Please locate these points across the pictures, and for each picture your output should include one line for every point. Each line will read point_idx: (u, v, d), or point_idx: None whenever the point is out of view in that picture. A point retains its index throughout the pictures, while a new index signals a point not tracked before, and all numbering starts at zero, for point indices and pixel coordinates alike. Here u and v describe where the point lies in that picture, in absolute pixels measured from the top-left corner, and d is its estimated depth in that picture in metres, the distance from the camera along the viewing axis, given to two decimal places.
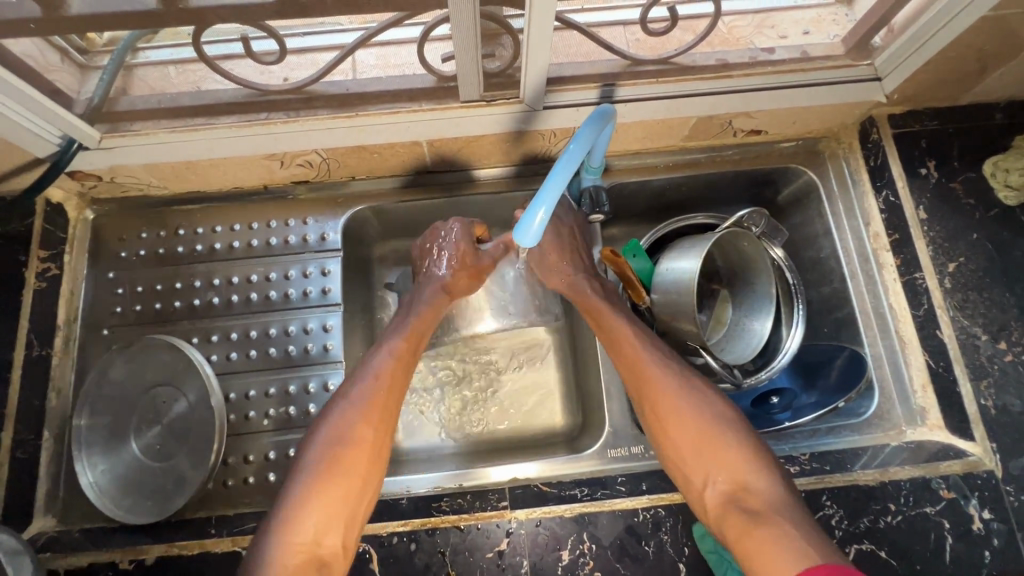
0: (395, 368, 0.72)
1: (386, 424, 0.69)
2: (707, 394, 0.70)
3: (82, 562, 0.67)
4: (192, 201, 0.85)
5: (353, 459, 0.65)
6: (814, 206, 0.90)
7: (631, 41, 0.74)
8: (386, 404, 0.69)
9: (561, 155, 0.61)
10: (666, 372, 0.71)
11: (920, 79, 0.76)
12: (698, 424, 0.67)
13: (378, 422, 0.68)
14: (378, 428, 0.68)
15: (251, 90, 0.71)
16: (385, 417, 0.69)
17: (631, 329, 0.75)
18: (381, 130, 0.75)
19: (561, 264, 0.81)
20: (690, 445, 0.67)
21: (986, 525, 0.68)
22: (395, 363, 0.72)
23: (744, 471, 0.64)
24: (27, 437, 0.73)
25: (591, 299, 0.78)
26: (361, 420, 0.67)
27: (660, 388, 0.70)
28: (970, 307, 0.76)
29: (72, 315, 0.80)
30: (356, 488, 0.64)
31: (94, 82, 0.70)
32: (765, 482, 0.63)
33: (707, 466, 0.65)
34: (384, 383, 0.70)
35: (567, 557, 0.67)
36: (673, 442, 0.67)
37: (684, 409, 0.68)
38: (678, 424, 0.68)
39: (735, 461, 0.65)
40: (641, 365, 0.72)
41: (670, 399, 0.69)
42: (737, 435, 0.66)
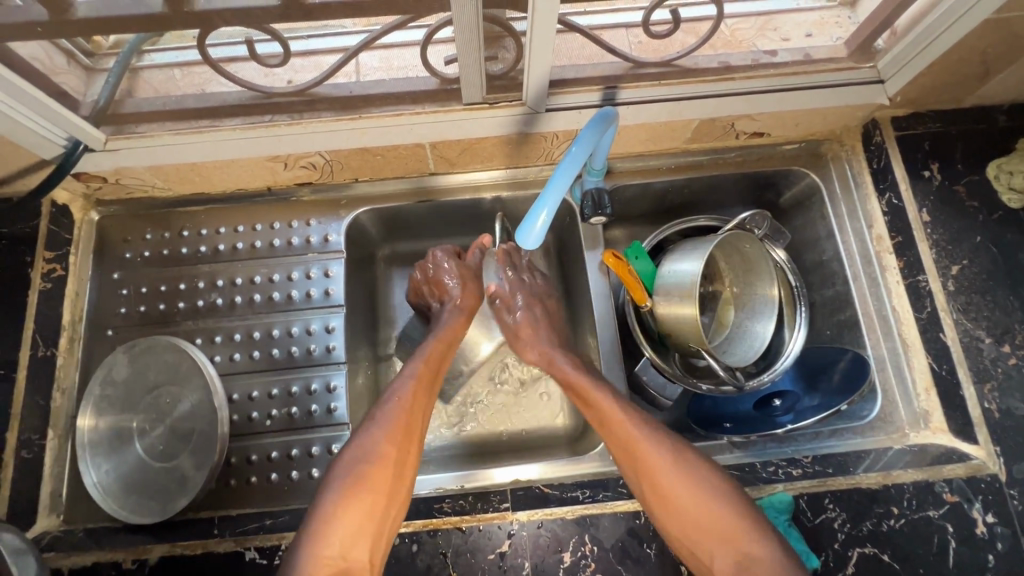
0: (418, 387, 0.74)
1: (412, 443, 0.70)
2: (698, 462, 0.68)
3: (86, 562, 0.66)
4: (196, 202, 0.86)
5: (379, 474, 0.65)
6: (816, 208, 0.90)
7: (633, 43, 0.74)
8: (412, 423, 0.71)
9: (563, 159, 0.61)
10: (659, 445, 0.69)
11: (923, 82, 0.76)
12: (695, 496, 0.66)
13: (402, 439, 0.69)
14: (405, 445, 0.69)
15: (255, 92, 0.72)
16: (412, 434, 0.70)
17: (618, 407, 0.72)
18: (384, 132, 0.75)
19: (535, 344, 0.83)
20: (693, 522, 0.65)
21: (990, 529, 0.68)
22: (421, 383, 0.74)
23: (747, 540, 0.63)
24: (31, 436, 0.73)
25: (575, 380, 0.77)
26: (389, 436, 0.68)
27: (650, 465, 0.68)
28: (973, 310, 0.76)
29: (77, 316, 0.80)
30: (382, 503, 0.64)
31: (100, 84, 0.70)
32: (766, 549, 0.62)
33: (711, 543, 0.64)
34: (413, 403, 0.72)
35: (569, 559, 0.67)
36: (675, 525, 0.65)
37: (681, 490, 0.66)
38: (677, 502, 0.66)
39: (736, 531, 0.64)
40: (632, 448, 0.70)
41: (667, 480, 0.67)
42: (733, 502, 0.65)
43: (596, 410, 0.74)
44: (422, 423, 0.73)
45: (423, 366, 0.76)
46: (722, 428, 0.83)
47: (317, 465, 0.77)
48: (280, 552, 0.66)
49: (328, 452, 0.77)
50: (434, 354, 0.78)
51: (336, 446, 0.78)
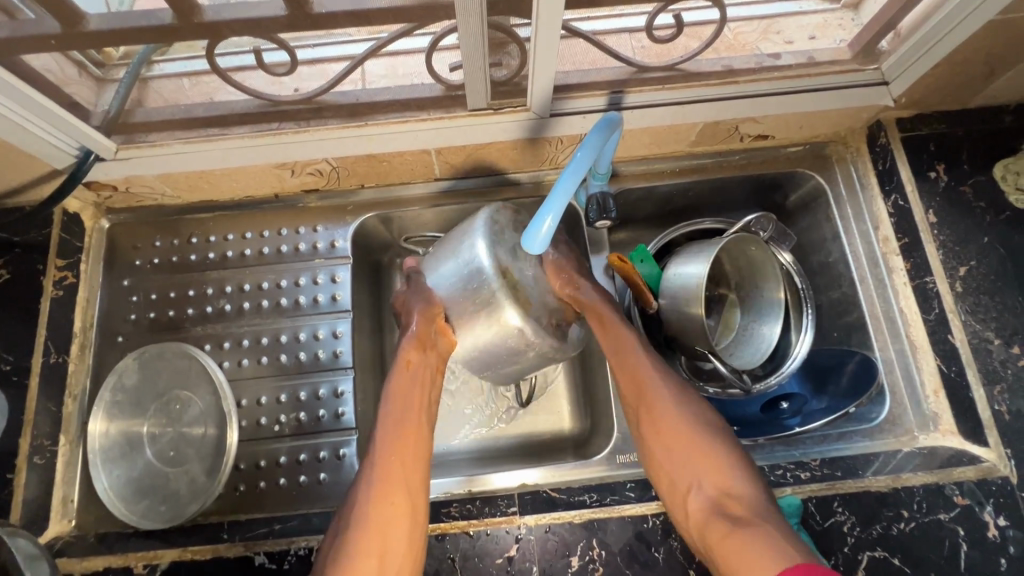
0: (399, 430, 0.69)
1: (399, 492, 0.65)
2: (699, 406, 0.70)
3: (98, 566, 0.67)
4: (203, 209, 0.87)
5: (372, 537, 0.62)
6: (821, 210, 0.90)
7: (637, 48, 0.75)
8: (393, 476, 0.66)
9: (568, 164, 0.61)
10: (663, 379, 0.71)
11: (927, 83, 0.76)
12: (693, 440, 0.66)
13: (382, 496, 0.64)
14: (391, 493, 0.64)
15: (263, 100, 0.73)
16: (393, 483, 0.65)
17: (632, 338, 0.74)
18: (390, 139, 0.76)
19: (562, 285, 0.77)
20: (679, 450, 0.66)
21: (1002, 533, 0.67)
22: (391, 427, 0.70)
23: (734, 481, 0.63)
24: (43, 443, 0.74)
25: (600, 307, 0.76)
26: (369, 496, 0.64)
27: (653, 393, 0.70)
28: (981, 312, 0.76)
29: (88, 322, 0.81)
30: (374, 565, 0.61)
31: (109, 95, 0.71)
32: (743, 488, 0.62)
33: (689, 470, 0.65)
34: (391, 449, 0.68)
35: (576, 563, 0.67)
36: (665, 446, 0.67)
37: (678, 423, 0.68)
38: (668, 427, 0.68)
39: (719, 465, 0.64)
40: (638, 372, 0.72)
41: (665, 411, 0.69)
42: (730, 449, 0.66)
43: (610, 334, 0.75)
44: (409, 469, 0.67)
45: (399, 408, 0.71)
46: (730, 431, 0.83)
47: (325, 469, 0.77)
48: (289, 557, 0.66)
49: (336, 456, 0.78)
50: (405, 393, 0.72)
51: (343, 450, 0.78)
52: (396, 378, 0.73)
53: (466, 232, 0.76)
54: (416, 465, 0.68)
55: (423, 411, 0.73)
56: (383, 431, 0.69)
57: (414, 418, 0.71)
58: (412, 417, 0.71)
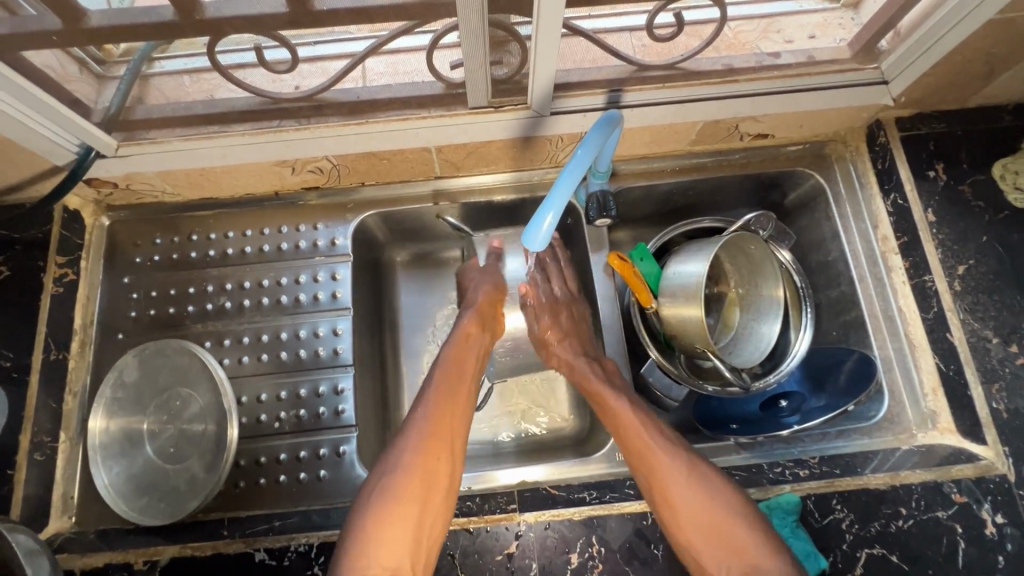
0: (452, 382, 0.75)
1: (445, 449, 0.69)
2: (712, 474, 0.68)
3: (97, 562, 0.67)
4: (204, 207, 0.87)
5: (426, 469, 0.66)
6: (821, 209, 0.90)
7: (637, 47, 0.75)
8: (442, 432, 0.70)
9: (568, 161, 0.61)
10: (673, 455, 0.69)
11: (926, 82, 0.76)
12: (706, 507, 0.66)
13: (428, 448, 0.68)
14: (438, 448, 0.68)
15: (264, 98, 0.73)
16: (440, 438, 0.69)
17: (630, 408, 0.74)
18: (390, 136, 0.76)
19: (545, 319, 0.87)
20: (703, 527, 0.65)
21: (999, 530, 0.68)
22: (445, 387, 0.74)
23: (756, 551, 0.63)
24: (43, 439, 0.74)
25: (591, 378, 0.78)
26: (419, 443, 0.68)
27: (663, 464, 0.69)
28: (980, 311, 0.76)
29: (88, 319, 0.82)
30: (415, 510, 0.63)
31: (110, 92, 0.71)
32: (773, 564, 0.62)
33: (711, 544, 0.64)
34: (445, 402, 0.73)
35: (576, 560, 0.67)
36: (687, 526, 0.65)
37: (691, 491, 0.67)
38: (688, 510, 0.66)
39: (746, 547, 0.64)
40: (648, 450, 0.70)
41: (683, 483, 0.67)
42: (746, 510, 0.66)
43: (608, 407, 0.75)
44: (455, 431, 0.71)
45: (450, 371, 0.76)
46: (728, 429, 0.84)
47: (325, 466, 0.77)
48: (288, 554, 0.66)
49: (336, 453, 0.78)
50: (458, 361, 0.77)
51: (344, 447, 0.78)
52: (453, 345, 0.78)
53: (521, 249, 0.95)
54: (460, 429, 0.72)
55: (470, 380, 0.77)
56: (436, 389, 0.73)
57: (465, 387, 0.76)
58: (465, 383, 0.76)
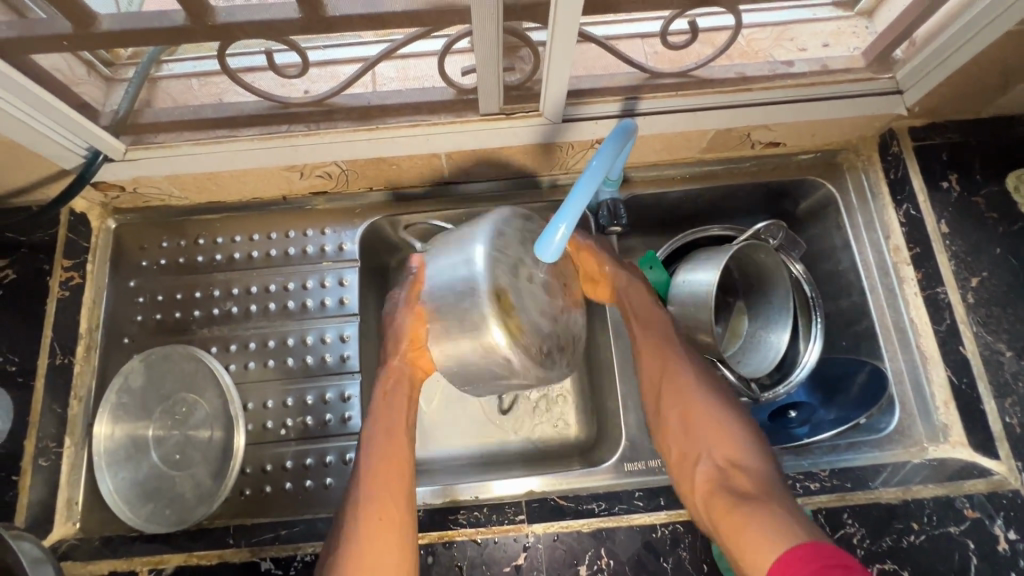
0: (382, 446, 0.67)
1: (391, 510, 0.63)
2: (706, 378, 0.71)
3: (103, 569, 0.66)
4: (211, 210, 0.86)
5: (371, 528, 0.62)
6: (832, 218, 0.89)
7: (650, 53, 0.74)
8: (382, 496, 0.64)
9: (582, 172, 0.60)
10: (671, 346, 0.72)
11: (941, 92, 0.76)
12: (693, 404, 0.68)
13: (372, 516, 0.62)
14: (389, 493, 0.64)
15: (273, 102, 0.72)
16: (386, 499, 0.64)
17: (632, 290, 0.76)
18: (400, 142, 0.75)
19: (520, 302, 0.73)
20: (694, 428, 0.67)
21: (1012, 546, 0.67)
22: (380, 449, 0.66)
23: (739, 451, 0.64)
24: (48, 444, 0.73)
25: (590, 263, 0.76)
26: (371, 494, 0.64)
27: (655, 361, 0.72)
28: (992, 324, 0.76)
29: (94, 324, 0.81)
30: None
31: (119, 95, 0.71)
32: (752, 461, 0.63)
33: (696, 441, 0.66)
34: (378, 467, 0.65)
35: (585, 572, 0.67)
36: (679, 431, 0.67)
37: (678, 383, 0.69)
38: (676, 403, 0.68)
39: (727, 442, 0.65)
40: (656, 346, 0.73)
41: (682, 385, 0.69)
42: (731, 414, 0.67)
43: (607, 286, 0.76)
44: (400, 487, 0.65)
45: (379, 429, 0.68)
46: None
47: (331, 474, 0.77)
48: (295, 563, 0.66)
49: (343, 461, 0.77)
50: (386, 410, 0.68)
51: (350, 455, 0.78)
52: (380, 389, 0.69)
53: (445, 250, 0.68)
54: (403, 483, 0.65)
55: (402, 436, 0.68)
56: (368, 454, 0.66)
57: (399, 441, 0.67)
58: (399, 444, 0.67)
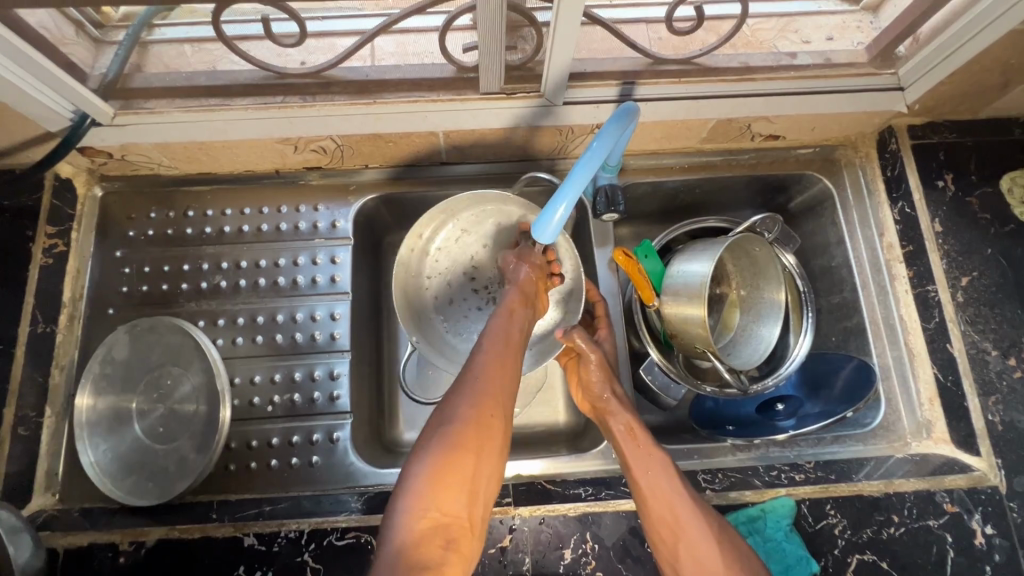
0: (496, 348, 0.66)
1: (499, 408, 0.62)
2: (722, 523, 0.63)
3: (81, 542, 0.65)
4: (201, 182, 0.84)
5: (473, 429, 0.59)
6: (827, 214, 0.90)
7: (654, 39, 0.74)
8: (496, 391, 0.63)
9: (583, 153, 0.60)
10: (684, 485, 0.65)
11: (942, 91, 0.75)
12: (702, 543, 0.61)
13: (491, 399, 0.61)
14: (494, 394, 0.62)
15: (269, 72, 0.71)
16: (497, 394, 0.62)
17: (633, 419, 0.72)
18: (398, 118, 0.74)
19: (598, 382, 0.75)
20: (690, 558, 0.60)
21: (988, 540, 0.68)
22: (499, 346, 0.66)
23: None
24: (28, 413, 0.72)
25: (606, 401, 0.74)
26: (476, 397, 0.61)
27: (659, 481, 0.65)
28: (981, 323, 0.76)
29: (77, 293, 0.79)
30: (472, 466, 0.57)
31: (109, 57, 0.69)
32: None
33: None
34: (492, 365, 0.64)
35: (569, 556, 0.67)
36: (679, 559, 0.61)
37: (686, 520, 0.62)
38: (687, 539, 0.61)
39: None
40: (652, 470, 0.66)
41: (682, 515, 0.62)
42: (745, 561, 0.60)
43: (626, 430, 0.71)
44: (510, 385, 0.64)
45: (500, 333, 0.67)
46: (726, 431, 0.83)
47: (317, 452, 0.76)
48: (279, 539, 0.65)
49: (329, 439, 0.77)
50: (517, 311, 0.70)
51: (337, 433, 0.77)
52: (510, 303, 0.71)
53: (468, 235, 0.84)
54: (512, 384, 0.65)
55: (516, 344, 0.68)
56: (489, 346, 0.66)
57: (516, 349, 0.67)
58: (517, 347, 0.68)
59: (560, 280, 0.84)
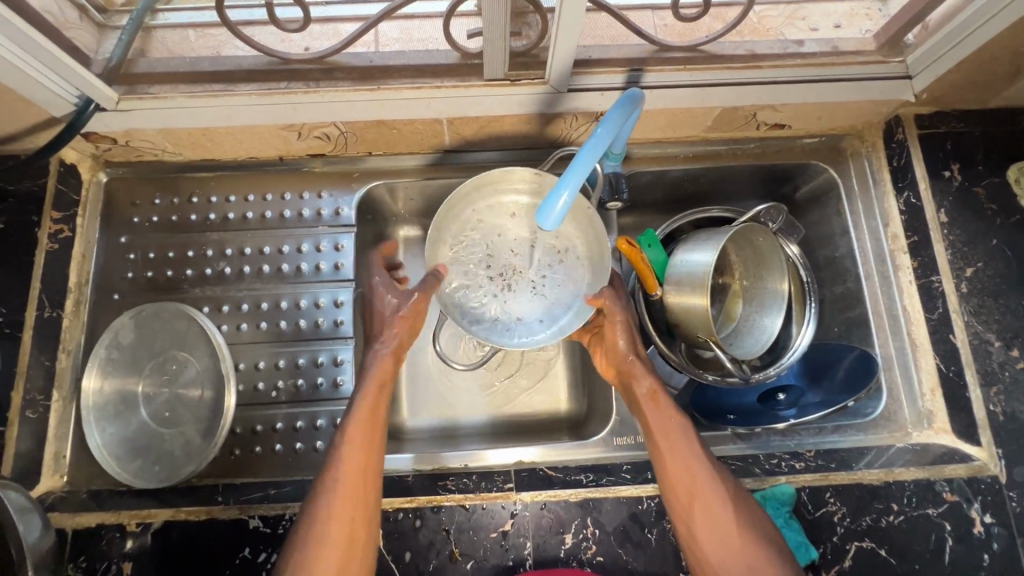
0: (357, 428, 0.66)
1: (364, 491, 0.62)
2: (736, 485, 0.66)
3: (89, 523, 0.66)
4: (205, 168, 0.84)
5: (338, 518, 0.60)
6: (832, 204, 0.89)
7: (660, 26, 0.73)
8: (357, 475, 0.63)
9: (587, 140, 0.60)
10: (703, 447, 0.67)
11: (951, 79, 0.75)
12: (720, 505, 0.63)
13: (349, 504, 0.61)
14: (353, 476, 0.62)
15: (273, 57, 0.70)
16: (360, 476, 0.63)
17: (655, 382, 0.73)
18: (402, 105, 0.73)
19: (627, 342, 0.75)
20: (707, 521, 0.63)
21: (987, 529, 0.69)
22: (359, 424, 0.66)
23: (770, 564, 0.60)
24: (37, 397, 0.72)
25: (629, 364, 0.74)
26: (335, 484, 0.62)
27: (682, 445, 0.67)
28: (984, 314, 0.76)
29: (83, 278, 0.80)
30: (337, 555, 0.59)
31: (111, 43, 0.69)
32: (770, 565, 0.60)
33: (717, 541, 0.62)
34: (353, 445, 0.64)
35: (570, 540, 0.68)
36: (694, 523, 0.63)
37: (706, 484, 0.64)
38: (707, 502, 0.63)
39: (754, 551, 0.61)
40: (671, 430, 0.68)
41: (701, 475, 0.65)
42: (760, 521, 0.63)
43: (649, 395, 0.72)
44: (375, 461, 0.65)
45: (360, 410, 0.67)
46: (727, 419, 0.83)
47: (322, 437, 0.77)
48: (283, 522, 0.66)
49: (333, 425, 0.77)
50: (372, 398, 0.69)
51: (341, 419, 0.78)
52: (366, 389, 0.69)
53: (480, 223, 0.82)
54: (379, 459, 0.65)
55: (375, 417, 0.68)
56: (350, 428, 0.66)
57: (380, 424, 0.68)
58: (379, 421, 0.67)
59: (570, 246, 0.82)
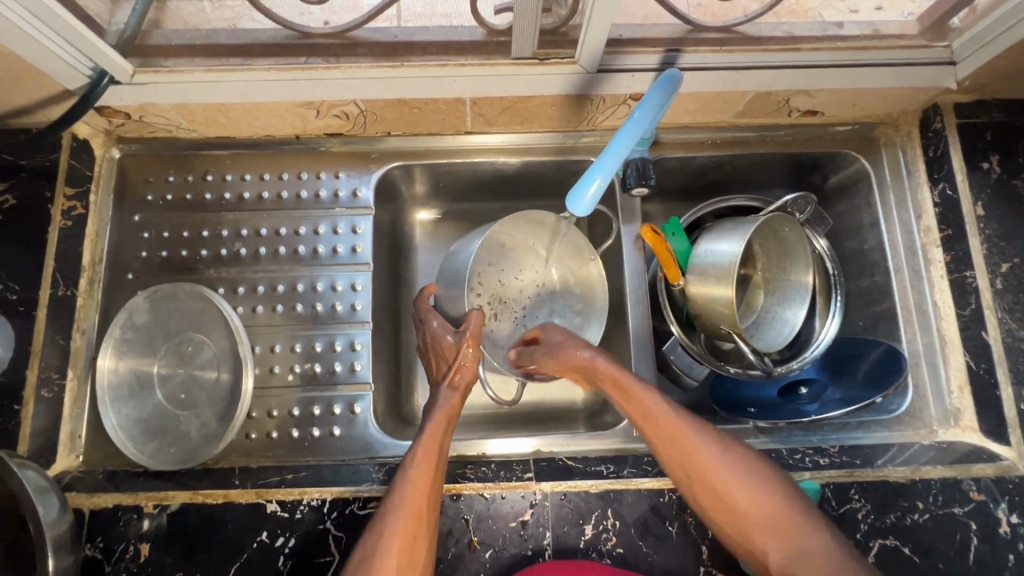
0: (428, 454, 0.63)
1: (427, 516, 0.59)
2: (736, 445, 0.60)
3: (106, 503, 0.65)
4: (220, 146, 0.82)
5: (404, 535, 0.56)
6: (862, 194, 0.87)
7: (693, 4, 0.69)
8: (423, 501, 0.59)
9: (623, 126, 0.60)
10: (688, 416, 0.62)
11: (998, 66, 0.71)
12: (725, 472, 0.58)
13: (412, 527, 0.57)
14: (421, 496, 0.59)
15: (292, 31, 0.68)
16: (425, 502, 0.59)
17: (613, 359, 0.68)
18: (426, 83, 0.71)
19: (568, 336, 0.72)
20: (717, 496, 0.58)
21: (1014, 530, 0.67)
22: (426, 448, 0.64)
23: (796, 525, 0.54)
24: (51, 375, 0.71)
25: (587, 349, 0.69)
26: (402, 505, 0.58)
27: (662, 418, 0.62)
28: (1019, 311, 0.74)
29: (96, 257, 0.78)
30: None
31: (125, 11, 0.66)
32: (816, 540, 0.53)
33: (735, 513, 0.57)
34: (420, 470, 0.61)
35: (590, 531, 0.67)
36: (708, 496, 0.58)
37: (705, 455, 0.59)
38: (708, 471, 0.58)
39: (776, 512, 0.55)
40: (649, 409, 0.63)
41: (713, 465, 0.58)
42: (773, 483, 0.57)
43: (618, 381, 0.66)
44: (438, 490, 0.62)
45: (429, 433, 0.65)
46: (749, 412, 0.82)
47: (338, 423, 0.76)
48: (301, 507, 0.65)
49: (350, 411, 0.76)
50: (439, 425, 0.67)
51: (357, 405, 0.77)
52: (432, 423, 0.67)
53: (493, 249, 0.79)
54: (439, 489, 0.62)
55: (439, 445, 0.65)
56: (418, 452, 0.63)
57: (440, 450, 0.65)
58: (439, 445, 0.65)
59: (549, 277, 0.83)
